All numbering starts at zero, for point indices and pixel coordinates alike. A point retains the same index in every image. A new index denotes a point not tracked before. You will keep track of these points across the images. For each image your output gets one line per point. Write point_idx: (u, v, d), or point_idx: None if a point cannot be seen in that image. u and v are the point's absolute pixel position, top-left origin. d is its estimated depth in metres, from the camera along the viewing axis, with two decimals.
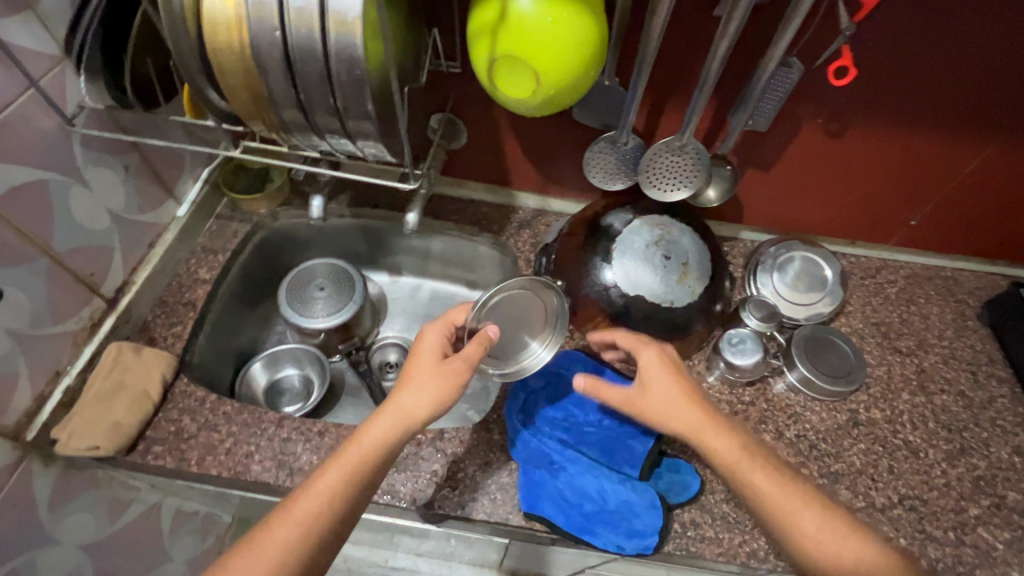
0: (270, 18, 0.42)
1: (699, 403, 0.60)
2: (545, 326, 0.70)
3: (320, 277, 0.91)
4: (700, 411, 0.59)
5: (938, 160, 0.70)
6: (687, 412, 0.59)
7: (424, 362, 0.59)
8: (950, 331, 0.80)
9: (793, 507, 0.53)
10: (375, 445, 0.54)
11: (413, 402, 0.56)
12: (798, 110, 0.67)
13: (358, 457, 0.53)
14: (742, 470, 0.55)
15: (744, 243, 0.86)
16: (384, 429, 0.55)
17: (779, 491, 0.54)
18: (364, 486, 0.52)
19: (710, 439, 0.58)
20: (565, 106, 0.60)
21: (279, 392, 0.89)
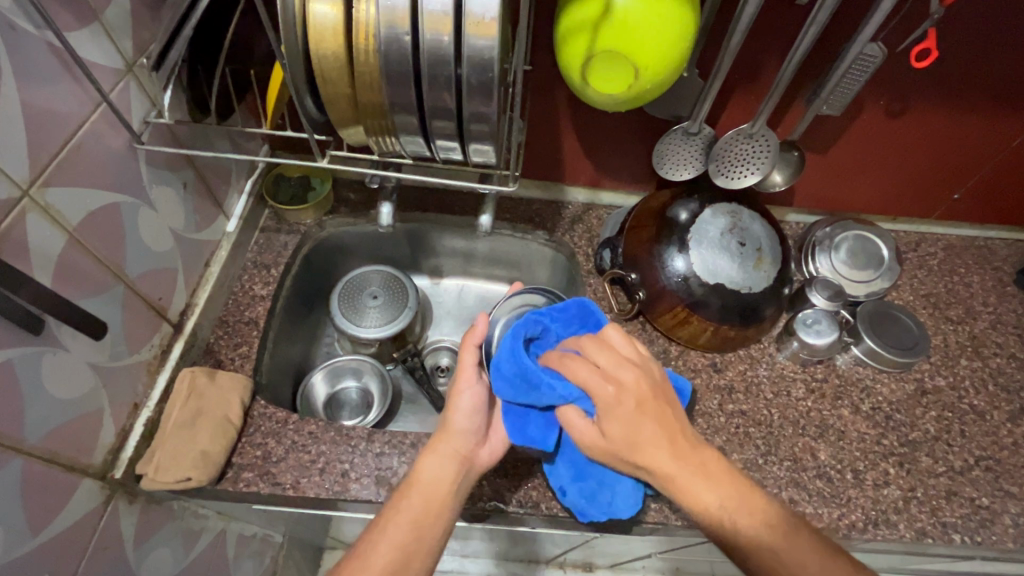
0: (401, 23, 0.41)
1: (668, 424, 0.51)
2: None
3: (374, 285, 0.89)
4: (666, 429, 0.50)
5: (988, 136, 0.73)
6: (644, 430, 0.50)
7: (467, 393, 0.59)
8: (993, 298, 0.85)
9: (783, 544, 0.46)
10: (434, 483, 0.54)
11: (461, 428, 0.57)
12: (865, 93, 0.68)
13: (423, 493, 0.54)
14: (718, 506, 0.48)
15: (792, 225, 0.89)
16: (440, 467, 0.55)
17: (758, 524, 0.47)
18: (435, 517, 0.52)
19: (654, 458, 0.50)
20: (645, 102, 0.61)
21: (339, 405, 0.86)
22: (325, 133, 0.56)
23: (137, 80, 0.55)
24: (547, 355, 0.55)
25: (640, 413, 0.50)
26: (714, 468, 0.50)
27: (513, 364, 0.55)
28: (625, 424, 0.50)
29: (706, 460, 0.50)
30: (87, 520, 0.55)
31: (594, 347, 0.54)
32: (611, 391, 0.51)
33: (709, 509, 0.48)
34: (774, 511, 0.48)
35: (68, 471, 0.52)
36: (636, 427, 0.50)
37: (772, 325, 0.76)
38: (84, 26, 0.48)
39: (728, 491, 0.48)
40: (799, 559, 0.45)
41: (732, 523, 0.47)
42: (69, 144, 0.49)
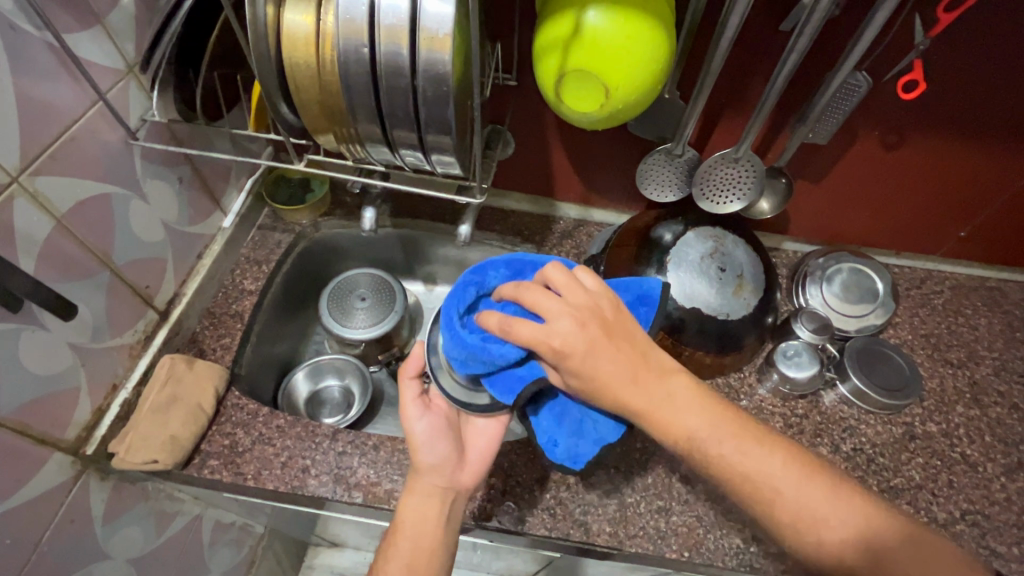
0: (360, 35, 0.42)
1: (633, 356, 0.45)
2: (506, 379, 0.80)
3: (362, 287, 0.92)
4: (632, 363, 0.45)
5: (991, 172, 0.70)
6: (608, 369, 0.44)
7: (419, 424, 0.58)
8: (999, 343, 0.80)
9: (761, 468, 0.44)
10: (418, 526, 0.55)
11: (428, 462, 0.56)
12: (858, 122, 0.66)
13: (410, 541, 0.54)
14: (696, 437, 0.45)
15: (788, 254, 0.86)
16: (420, 509, 0.56)
17: (735, 447, 0.45)
18: (428, 559, 0.54)
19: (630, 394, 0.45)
20: (622, 122, 0.61)
21: (320, 403, 0.88)
22: (304, 138, 0.58)
23: (137, 80, 0.59)
24: (482, 317, 0.47)
25: (599, 351, 0.44)
26: (684, 395, 0.46)
27: (456, 343, 0.48)
28: (581, 369, 0.44)
29: (672, 391, 0.46)
30: (55, 492, 0.57)
31: (536, 292, 0.46)
32: (559, 343, 0.44)
33: (685, 443, 0.45)
34: (753, 430, 0.46)
35: (39, 444, 0.55)
36: (598, 370, 0.44)
37: (752, 354, 0.74)
38: (84, 28, 0.52)
39: (718, 422, 0.45)
40: (777, 482, 0.44)
41: (712, 454, 0.45)
42: (63, 137, 0.52)
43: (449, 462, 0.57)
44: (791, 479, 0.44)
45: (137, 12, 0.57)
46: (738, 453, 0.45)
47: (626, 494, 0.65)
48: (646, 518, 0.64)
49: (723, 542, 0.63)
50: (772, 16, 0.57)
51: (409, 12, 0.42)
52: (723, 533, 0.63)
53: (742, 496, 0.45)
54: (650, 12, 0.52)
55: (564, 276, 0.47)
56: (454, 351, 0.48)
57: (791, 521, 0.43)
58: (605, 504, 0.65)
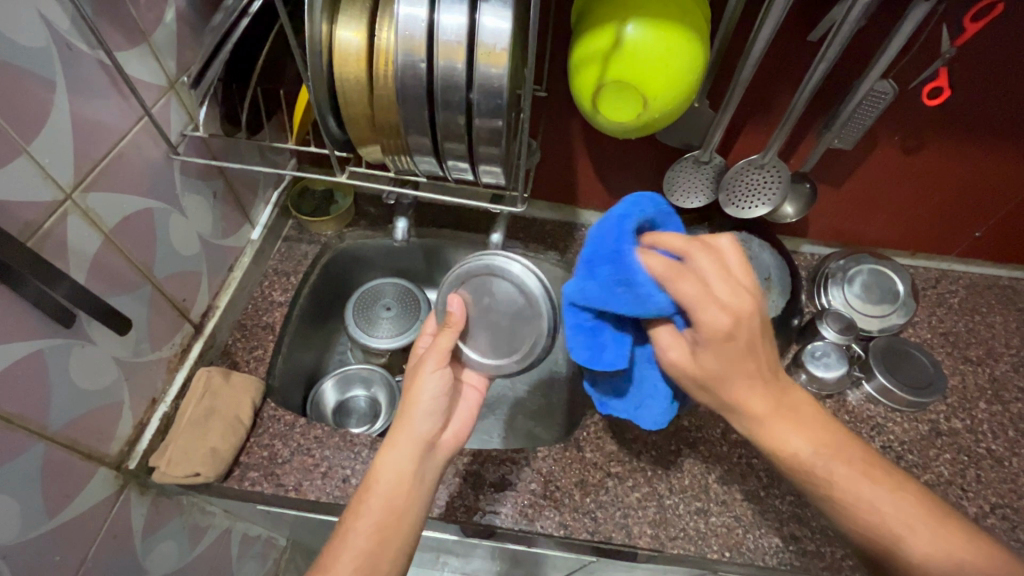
0: (418, 51, 0.43)
1: (763, 364, 0.47)
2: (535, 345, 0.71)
3: (387, 297, 0.92)
4: (759, 372, 0.47)
5: (1010, 173, 0.72)
6: (738, 372, 0.47)
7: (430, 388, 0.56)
8: (1016, 340, 0.82)
9: (892, 506, 0.45)
10: (393, 484, 0.52)
11: (421, 415, 0.55)
12: (880, 127, 0.68)
13: (387, 492, 0.52)
14: (811, 461, 0.47)
15: (806, 257, 0.88)
16: (402, 460, 0.53)
17: (848, 473, 0.46)
18: (404, 516, 0.51)
19: (747, 398, 0.48)
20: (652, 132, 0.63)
21: (347, 413, 0.88)
22: (345, 150, 0.59)
23: (178, 96, 0.59)
24: (654, 257, 0.46)
25: (743, 350, 0.46)
26: (806, 415, 0.48)
27: (618, 267, 0.46)
28: (720, 356, 0.46)
29: (795, 404, 0.48)
30: (100, 508, 0.57)
31: (708, 261, 0.47)
32: (721, 324, 0.44)
33: (802, 462, 0.47)
34: (880, 467, 0.47)
35: (86, 459, 0.55)
36: (731, 366, 0.46)
37: (779, 355, 0.75)
38: (133, 45, 0.53)
39: (843, 447, 0.48)
40: (908, 520, 0.44)
41: (828, 479, 0.47)
42: (112, 153, 0.53)
43: (436, 420, 0.56)
44: (903, 510, 0.45)
45: (179, 28, 0.58)
46: (865, 480, 0.46)
47: (664, 496, 0.66)
48: (685, 519, 0.65)
49: (763, 541, 0.64)
50: (801, 26, 0.58)
51: (467, 28, 0.43)
52: (763, 532, 0.64)
53: (864, 528, 0.45)
54: (687, 24, 0.54)
55: (735, 260, 0.47)
56: (592, 286, 0.48)
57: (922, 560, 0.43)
58: (645, 506, 0.65)
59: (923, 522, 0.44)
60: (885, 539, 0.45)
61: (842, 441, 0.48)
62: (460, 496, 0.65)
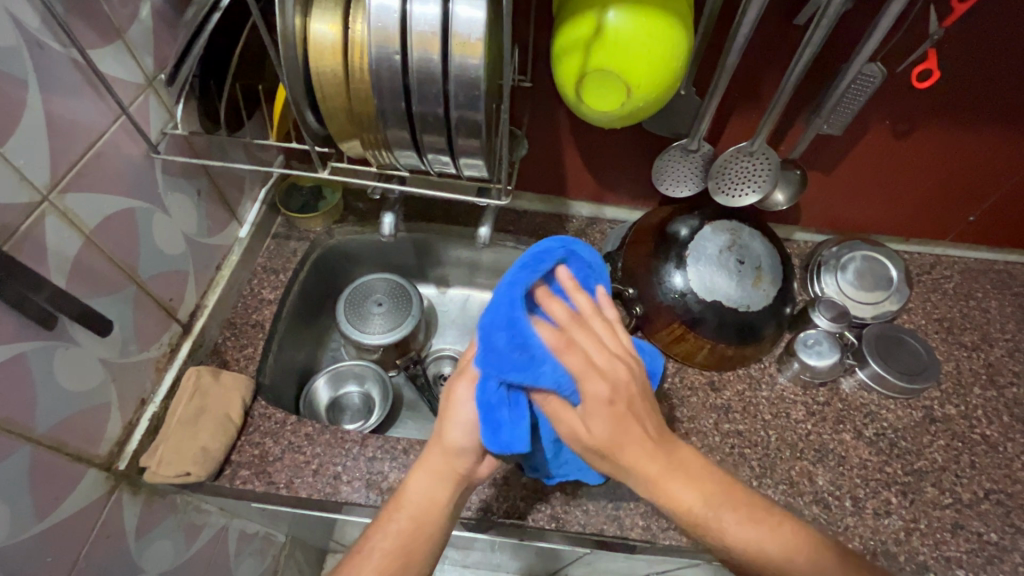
0: (392, 43, 0.43)
1: (648, 416, 0.47)
2: None
3: (378, 292, 0.92)
4: (644, 428, 0.46)
5: (1002, 156, 0.71)
6: (627, 434, 0.45)
7: (468, 407, 0.54)
8: (1011, 324, 0.82)
9: (777, 549, 0.44)
10: (422, 504, 0.53)
11: (456, 442, 0.53)
12: (870, 112, 0.67)
13: (413, 516, 0.52)
14: (700, 510, 0.45)
15: (799, 244, 0.88)
16: (433, 487, 0.53)
17: (738, 527, 0.44)
18: (425, 542, 0.52)
19: (642, 459, 0.45)
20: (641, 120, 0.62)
21: (341, 409, 0.89)
22: (326, 145, 0.59)
23: (157, 94, 0.58)
24: (552, 307, 0.49)
25: (625, 409, 0.46)
26: (693, 460, 0.47)
27: (513, 327, 0.45)
28: (605, 421, 0.45)
29: (682, 459, 0.46)
30: (90, 508, 0.57)
31: (587, 333, 0.48)
32: (604, 387, 0.45)
33: (691, 511, 0.45)
34: (760, 504, 0.46)
35: (74, 461, 0.55)
36: (610, 425, 0.46)
37: (772, 344, 0.75)
38: (107, 43, 0.52)
39: (732, 492, 0.46)
40: (794, 563, 0.43)
41: (717, 527, 0.44)
42: (89, 153, 0.52)
43: (472, 455, 0.54)
44: (790, 550, 0.44)
45: (155, 25, 0.57)
46: (738, 523, 0.44)
47: None
48: None
49: None
50: (786, 10, 0.57)
51: (440, 18, 0.42)
52: None
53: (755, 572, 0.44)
54: (669, 11, 0.53)
55: (610, 332, 0.50)
56: (499, 339, 0.45)
57: None
58: (636, 497, 0.65)
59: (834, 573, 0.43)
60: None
61: (729, 490, 0.46)
62: None
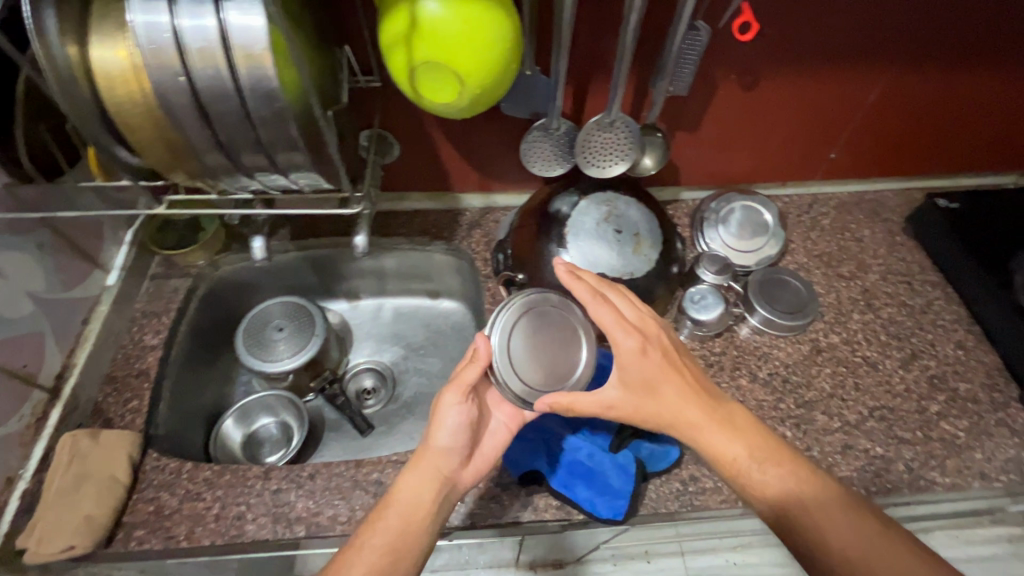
0: (171, 63, 0.40)
1: (680, 372, 0.56)
2: (565, 363, 0.59)
3: (276, 317, 0.89)
4: (678, 385, 0.55)
5: (843, 93, 0.75)
6: (662, 379, 0.55)
7: (452, 411, 0.54)
8: (883, 249, 0.87)
9: (815, 504, 0.48)
10: (413, 505, 0.51)
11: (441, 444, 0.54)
12: (714, 67, 0.69)
13: (401, 519, 0.51)
14: (738, 457, 0.52)
15: (686, 203, 0.90)
16: (419, 489, 0.52)
17: (779, 481, 0.50)
18: (413, 547, 0.50)
19: (681, 406, 0.54)
20: (494, 104, 0.61)
21: (258, 444, 0.86)
22: (156, 178, 0.55)
23: None
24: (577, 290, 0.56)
25: (665, 359, 0.56)
26: (740, 420, 0.54)
27: None
28: (650, 369, 0.55)
29: (731, 416, 0.54)
30: None
31: (617, 297, 0.59)
32: (636, 341, 0.55)
33: (731, 458, 0.52)
34: (796, 460, 0.51)
35: None
36: (643, 380, 0.54)
37: (664, 306, 0.77)
38: None
39: (769, 450, 0.52)
40: (826, 514, 0.47)
41: (755, 475, 0.51)
42: None
43: (458, 455, 0.54)
44: (831, 514, 0.47)
45: None
46: (775, 477, 0.50)
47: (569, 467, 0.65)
48: None
49: (664, 489, 0.65)
50: None
51: (217, 30, 0.39)
52: (664, 479, 0.65)
53: (790, 526, 0.48)
54: None
55: (626, 301, 0.58)
56: None
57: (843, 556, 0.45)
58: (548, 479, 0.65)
59: (871, 539, 0.46)
60: (811, 530, 0.47)
61: (775, 449, 0.52)
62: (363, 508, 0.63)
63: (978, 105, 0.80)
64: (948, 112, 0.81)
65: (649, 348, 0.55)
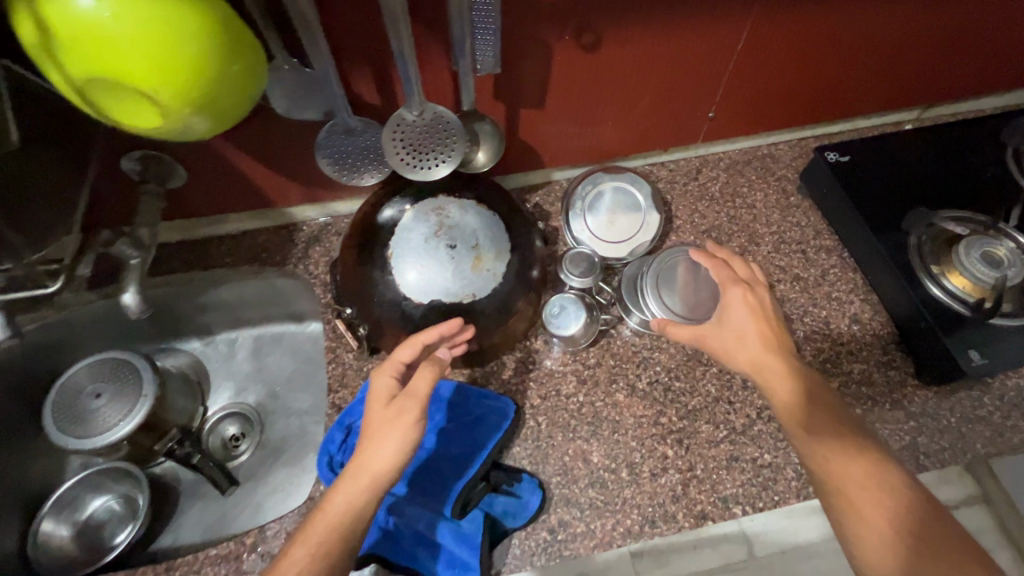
0: None
1: (770, 328, 0.51)
2: (700, 305, 0.63)
3: (91, 381, 0.74)
4: (764, 334, 0.50)
5: (709, 42, 0.62)
6: (756, 331, 0.50)
7: (407, 418, 0.47)
8: (776, 215, 0.77)
9: (861, 473, 0.43)
10: (346, 517, 0.44)
11: (393, 454, 0.46)
12: (536, 30, 0.55)
13: (334, 529, 0.43)
14: (806, 420, 0.46)
15: (558, 186, 0.78)
16: (357, 498, 0.45)
17: (848, 447, 0.45)
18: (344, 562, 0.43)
19: (770, 363, 0.49)
20: (245, 112, 0.46)
21: (96, 528, 0.73)
22: None
23: None
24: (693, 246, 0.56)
25: (766, 317, 0.51)
26: (821, 399, 0.48)
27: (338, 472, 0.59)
28: (740, 316, 0.51)
29: (817, 391, 0.48)
30: None
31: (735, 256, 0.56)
32: (738, 291, 0.52)
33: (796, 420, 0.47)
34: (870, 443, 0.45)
35: None
36: (727, 324, 0.51)
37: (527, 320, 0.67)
38: None
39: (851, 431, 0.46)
40: (876, 489, 0.42)
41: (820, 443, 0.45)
42: None
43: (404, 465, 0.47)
44: (881, 490, 0.42)
45: None
46: (841, 445, 0.45)
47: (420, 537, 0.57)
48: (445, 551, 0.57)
49: (529, 543, 0.57)
50: None
51: None
52: (529, 531, 0.57)
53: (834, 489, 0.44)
54: None
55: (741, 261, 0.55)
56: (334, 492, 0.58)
57: (872, 528, 0.41)
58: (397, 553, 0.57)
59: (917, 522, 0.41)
60: (844, 491, 0.43)
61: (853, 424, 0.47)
62: None
63: (867, 39, 0.68)
64: (836, 51, 0.69)
65: (747, 297, 0.51)
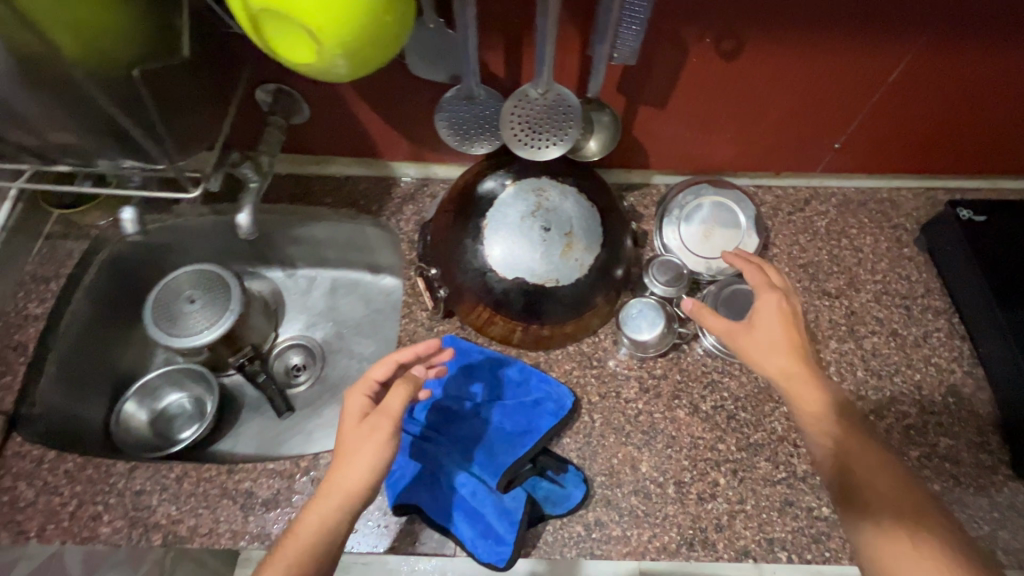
0: None
1: (800, 343, 0.51)
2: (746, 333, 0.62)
3: (189, 287, 0.80)
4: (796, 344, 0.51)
5: (857, 69, 0.59)
6: (789, 339, 0.51)
7: (376, 436, 0.48)
8: (884, 263, 0.72)
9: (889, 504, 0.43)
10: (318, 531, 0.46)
11: (364, 470, 0.47)
12: (679, 29, 0.54)
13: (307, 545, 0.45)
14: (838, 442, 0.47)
15: (657, 189, 0.76)
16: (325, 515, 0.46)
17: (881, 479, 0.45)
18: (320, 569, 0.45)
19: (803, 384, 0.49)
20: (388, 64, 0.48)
21: (169, 420, 0.80)
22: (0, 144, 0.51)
23: None
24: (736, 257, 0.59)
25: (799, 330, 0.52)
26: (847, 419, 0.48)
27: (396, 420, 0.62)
28: (770, 323, 0.52)
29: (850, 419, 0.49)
30: None
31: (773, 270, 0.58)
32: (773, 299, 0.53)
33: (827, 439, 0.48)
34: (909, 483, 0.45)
35: None
36: (758, 326, 0.52)
37: (602, 317, 0.66)
38: None
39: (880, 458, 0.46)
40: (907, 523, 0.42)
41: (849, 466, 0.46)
42: None
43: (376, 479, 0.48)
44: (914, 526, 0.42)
45: None
46: (875, 471, 0.45)
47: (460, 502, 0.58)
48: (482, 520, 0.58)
49: (563, 533, 0.57)
50: None
51: None
52: (565, 522, 0.58)
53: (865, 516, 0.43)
54: None
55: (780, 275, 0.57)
56: None
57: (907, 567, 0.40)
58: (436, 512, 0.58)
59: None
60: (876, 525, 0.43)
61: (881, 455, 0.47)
62: (226, 521, 0.59)
63: None
64: (998, 100, 0.63)
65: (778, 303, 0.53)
